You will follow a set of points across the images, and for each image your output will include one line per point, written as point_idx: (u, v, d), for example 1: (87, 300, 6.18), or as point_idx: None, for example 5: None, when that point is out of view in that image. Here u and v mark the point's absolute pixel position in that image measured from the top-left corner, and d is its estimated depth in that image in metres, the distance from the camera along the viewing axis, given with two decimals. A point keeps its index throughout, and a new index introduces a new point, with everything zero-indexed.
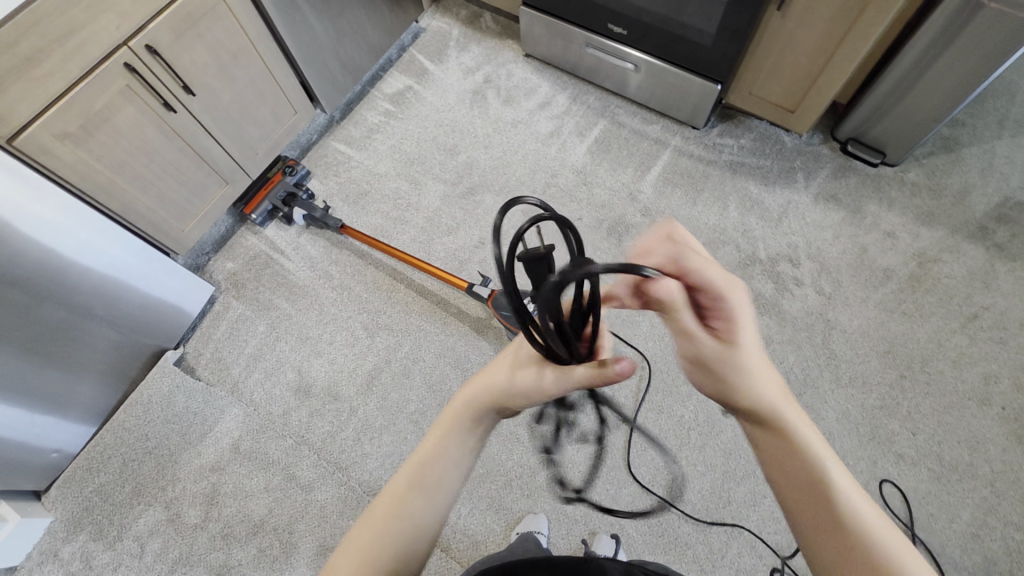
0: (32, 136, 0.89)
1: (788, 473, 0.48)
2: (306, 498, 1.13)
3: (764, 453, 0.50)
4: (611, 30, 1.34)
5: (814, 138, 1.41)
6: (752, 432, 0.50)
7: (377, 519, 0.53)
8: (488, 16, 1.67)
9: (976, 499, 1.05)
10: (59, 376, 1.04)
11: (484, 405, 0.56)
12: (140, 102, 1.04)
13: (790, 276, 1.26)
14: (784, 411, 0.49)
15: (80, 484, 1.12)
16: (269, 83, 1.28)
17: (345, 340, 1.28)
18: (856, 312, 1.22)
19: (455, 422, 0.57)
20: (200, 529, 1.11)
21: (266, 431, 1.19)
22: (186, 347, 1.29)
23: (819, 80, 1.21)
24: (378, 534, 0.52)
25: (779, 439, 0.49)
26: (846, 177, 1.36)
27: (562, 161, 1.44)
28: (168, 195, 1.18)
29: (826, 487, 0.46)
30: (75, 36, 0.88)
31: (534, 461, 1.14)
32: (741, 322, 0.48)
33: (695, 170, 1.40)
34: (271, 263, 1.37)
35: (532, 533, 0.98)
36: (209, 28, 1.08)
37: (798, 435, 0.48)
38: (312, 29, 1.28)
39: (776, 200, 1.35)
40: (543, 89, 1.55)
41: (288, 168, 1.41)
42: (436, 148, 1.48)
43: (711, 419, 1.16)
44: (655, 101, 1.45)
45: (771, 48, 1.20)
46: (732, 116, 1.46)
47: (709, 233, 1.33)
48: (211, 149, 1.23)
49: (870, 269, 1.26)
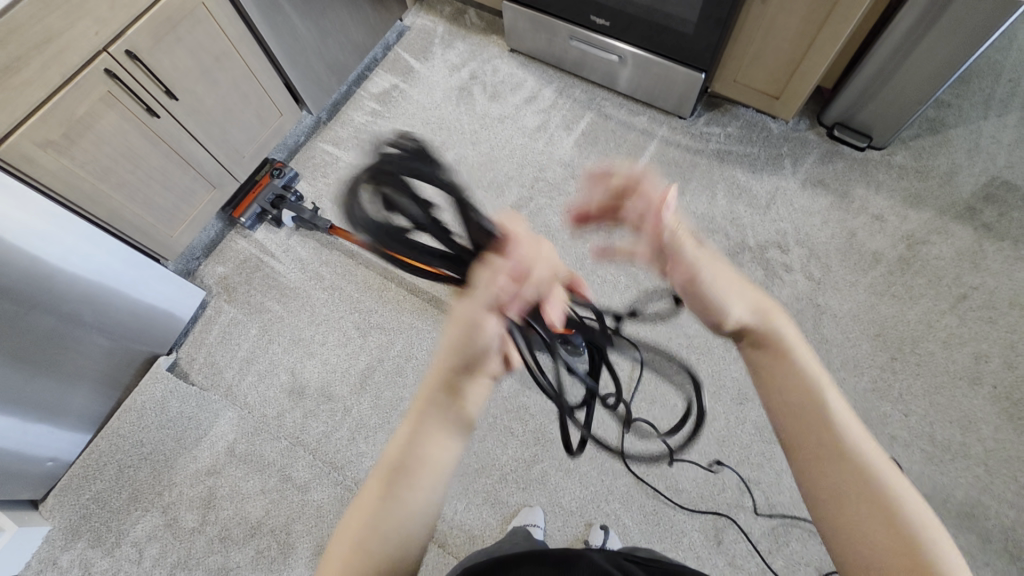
0: (14, 144, 0.90)
1: (788, 396, 0.48)
2: (303, 498, 1.13)
3: (768, 379, 0.50)
4: (595, 22, 1.34)
5: (800, 124, 1.41)
6: (755, 355, 0.52)
7: (360, 521, 0.44)
8: (472, 12, 1.67)
9: (970, 478, 1.06)
10: (52, 385, 1.05)
11: (459, 365, 0.48)
12: (123, 109, 1.04)
13: (779, 263, 1.27)
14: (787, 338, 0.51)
15: (76, 492, 1.12)
16: (254, 86, 1.28)
17: (338, 340, 1.28)
18: (846, 296, 1.22)
19: (436, 392, 0.48)
20: (198, 532, 1.11)
21: (261, 434, 1.19)
22: (179, 352, 1.29)
23: (803, 66, 1.21)
24: (364, 538, 0.43)
25: (783, 360, 0.49)
26: (834, 162, 1.36)
27: (549, 155, 1.44)
28: (155, 200, 1.18)
29: (830, 415, 0.46)
30: (54, 43, 0.88)
31: (528, 454, 1.14)
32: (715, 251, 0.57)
33: (683, 159, 1.40)
34: (261, 266, 1.37)
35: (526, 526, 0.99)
36: (190, 32, 1.08)
37: (797, 359, 0.49)
38: (294, 30, 1.27)
39: (764, 187, 1.35)
40: (529, 83, 1.55)
41: (276, 170, 1.41)
42: (424, 146, 1.48)
43: (705, 407, 1.15)
44: (641, 92, 1.45)
45: (754, 35, 1.20)
46: (718, 104, 1.46)
47: (698, 222, 1.33)
48: (197, 154, 1.23)
49: (859, 253, 1.26)
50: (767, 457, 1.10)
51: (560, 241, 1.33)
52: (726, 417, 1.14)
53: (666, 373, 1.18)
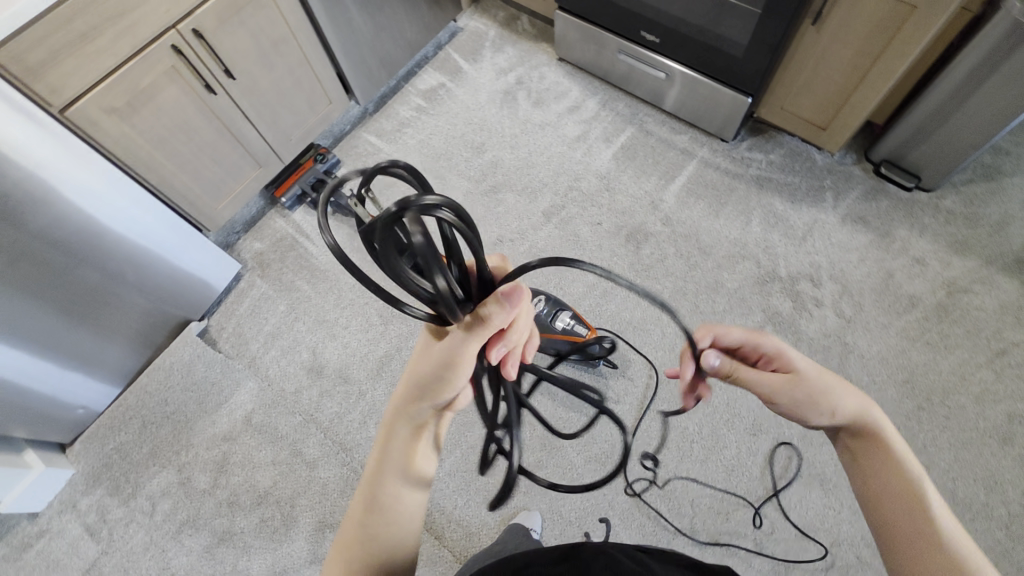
0: (82, 108, 0.96)
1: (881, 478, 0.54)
2: (310, 474, 1.16)
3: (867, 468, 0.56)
4: (645, 37, 1.34)
5: (846, 158, 1.38)
6: (853, 445, 0.58)
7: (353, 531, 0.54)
8: (525, 19, 1.69)
9: (990, 541, 1.01)
10: (89, 338, 1.10)
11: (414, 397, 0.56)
12: (183, 83, 1.09)
13: (810, 296, 1.24)
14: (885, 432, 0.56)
15: (102, 441, 1.19)
16: (307, 73, 1.33)
17: (360, 325, 1.31)
18: (877, 338, 1.18)
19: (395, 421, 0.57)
20: (208, 494, 1.15)
21: (278, 407, 1.23)
22: (210, 320, 1.35)
23: (853, 98, 1.19)
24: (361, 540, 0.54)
25: (880, 450, 0.55)
26: (877, 200, 1.33)
27: (586, 165, 1.45)
28: (203, 172, 1.24)
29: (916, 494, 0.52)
30: (127, 17, 0.94)
31: (533, 459, 1.14)
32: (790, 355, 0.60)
33: (721, 182, 1.39)
34: (296, 246, 1.41)
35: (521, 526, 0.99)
36: (253, 16, 1.13)
37: (899, 451, 0.55)
38: (351, 22, 1.32)
39: (802, 218, 1.32)
40: (573, 93, 1.56)
41: (319, 155, 1.46)
42: (464, 145, 1.51)
43: (716, 433, 1.13)
44: (686, 111, 1.44)
45: (805, 63, 1.19)
46: (762, 130, 1.44)
47: (729, 247, 1.31)
48: (246, 131, 1.28)
49: (895, 295, 1.22)
50: (777, 493, 1.08)
51: (588, 252, 1.33)
52: (737, 445, 1.12)
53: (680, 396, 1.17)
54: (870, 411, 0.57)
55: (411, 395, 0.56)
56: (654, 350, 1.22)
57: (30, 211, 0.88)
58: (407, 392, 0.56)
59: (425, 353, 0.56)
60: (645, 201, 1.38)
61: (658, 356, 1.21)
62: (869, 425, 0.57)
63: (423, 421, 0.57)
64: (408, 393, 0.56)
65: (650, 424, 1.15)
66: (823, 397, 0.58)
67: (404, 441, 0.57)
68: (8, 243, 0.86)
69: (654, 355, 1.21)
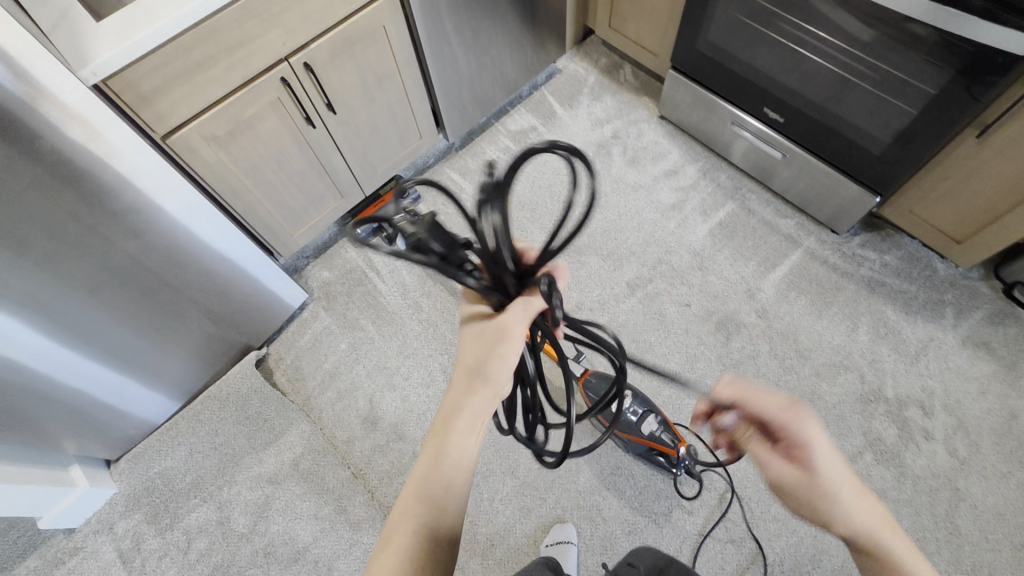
0: (184, 137, 0.91)
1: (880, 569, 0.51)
2: (353, 536, 1.09)
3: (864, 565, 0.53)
4: (766, 113, 1.24)
5: (972, 271, 1.25)
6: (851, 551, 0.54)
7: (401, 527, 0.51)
8: (628, 68, 1.60)
9: None
10: (154, 361, 1.07)
11: (473, 377, 0.54)
12: (284, 115, 1.04)
13: (918, 426, 1.11)
14: (881, 534, 0.53)
15: (147, 463, 1.16)
16: (404, 108, 1.28)
17: (422, 379, 1.24)
18: (993, 489, 1.05)
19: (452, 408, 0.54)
20: (245, 539, 1.10)
21: (328, 456, 1.17)
22: (269, 348, 1.30)
23: (1003, 219, 1.04)
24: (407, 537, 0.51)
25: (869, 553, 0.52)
26: (1005, 324, 1.19)
27: (679, 238, 1.35)
28: (287, 201, 1.19)
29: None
30: (243, 48, 0.89)
31: (591, 562, 1.05)
32: (808, 445, 0.55)
33: (827, 279, 1.27)
34: (365, 281, 1.35)
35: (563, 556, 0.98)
36: (364, 51, 1.08)
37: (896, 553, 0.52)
38: (456, 60, 1.27)
39: (917, 333, 1.20)
40: (672, 156, 1.46)
41: (400, 189, 1.40)
42: (550, 197, 1.43)
43: (798, 568, 1.02)
44: (794, 194, 1.34)
45: (951, 172, 1.05)
46: (879, 226, 1.32)
47: (830, 354, 1.19)
48: (335, 162, 1.22)
49: (1018, 440, 1.09)
50: None
51: (671, 335, 1.24)
52: None
53: (760, 516, 1.06)
54: (881, 525, 0.53)
55: (474, 367, 0.54)
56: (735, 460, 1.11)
57: (118, 238, 0.85)
58: (463, 390, 0.54)
59: (471, 337, 0.55)
60: (741, 287, 1.28)
61: (738, 466, 1.11)
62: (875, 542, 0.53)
63: (482, 411, 0.54)
64: (463, 386, 0.54)
65: (723, 546, 1.05)
66: (831, 496, 0.54)
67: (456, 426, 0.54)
68: (90, 271, 0.83)
69: (734, 465, 1.11)
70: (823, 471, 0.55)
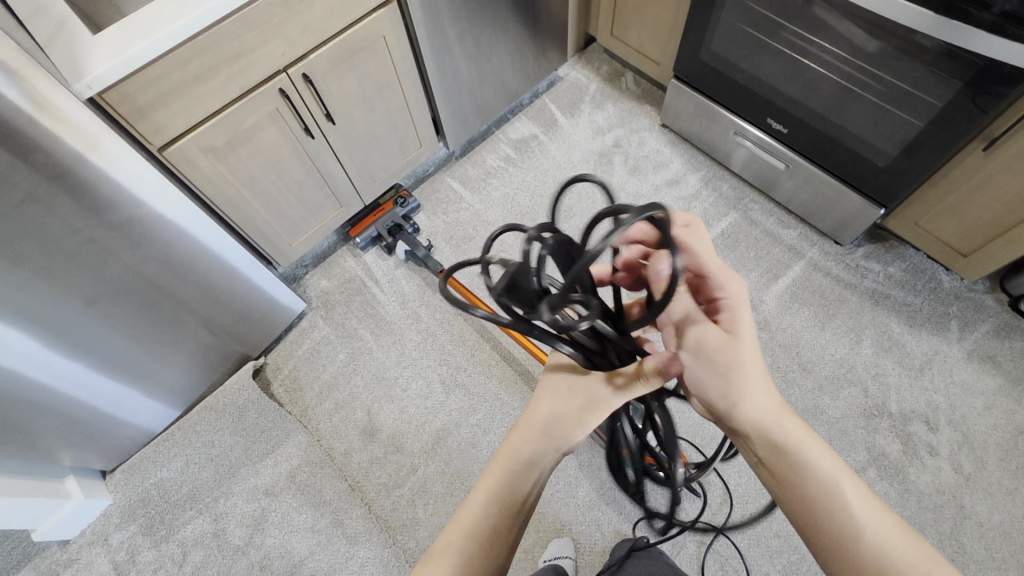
0: (181, 148, 0.91)
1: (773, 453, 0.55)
2: (349, 550, 1.08)
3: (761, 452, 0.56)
4: (769, 124, 1.23)
5: (977, 284, 1.23)
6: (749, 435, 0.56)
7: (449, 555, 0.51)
8: (630, 76, 1.59)
9: None
10: (151, 372, 1.07)
11: (548, 430, 0.57)
12: (283, 125, 1.03)
13: (922, 441, 1.10)
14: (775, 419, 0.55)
15: (143, 474, 1.15)
16: (404, 117, 1.27)
17: (420, 390, 1.23)
18: (999, 506, 1.04)
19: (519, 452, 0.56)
20: (241, 552, 1.09)
21: (324, 468, 1.16)
22: (267, 358, 1.29)
23: (1010, 233, 1.03)
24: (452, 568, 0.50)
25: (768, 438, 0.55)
26: (1011, 338, 1.17)
27: None
28: (285, 211, 1.18)
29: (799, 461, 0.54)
30: (242, 59, 0.89)
31: None
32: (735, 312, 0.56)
33: (830, 291, 1.25)
34: (363, 291, 1.34)
35: (559, 562, 0.97)
36: (364, 61, 1.07)
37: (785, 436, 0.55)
38: (457, 69, 1.26)
39: (921, 346, 1.18)
40: (674, 165, 1.45)
41: (400, 198, 1.39)
42: (551, 207, 1.42)
43: None
44: (797, 204, 1.32)
45: (957, 185, 1.04)
46: (883, 238, 1.30)
47: (833, 368, 1.18)
48: (334, 172, 1.22)
49: None
50: None
51: None
52: None
53: (762, 532, 1.05)
54: (774, 407, 0.55)
55: (551, 422, 0.57)
56: (737, 475, 1.10)
57: (116, 251, 0.84)
58: (533, 440, 0.56)
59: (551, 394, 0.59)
60: None
61: (740, 481, 1.09)
62: (775, 432, 0.55)
63: (546, 468, 0.56)
64: (532, 438, 0.57)
65: (724, 562, 1.03)
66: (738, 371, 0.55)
67: (522, 472, 0.55)
68: (86, 284, 0.83)
69: (735, 480, 1.09)
70: (738, 338, 0.55)
